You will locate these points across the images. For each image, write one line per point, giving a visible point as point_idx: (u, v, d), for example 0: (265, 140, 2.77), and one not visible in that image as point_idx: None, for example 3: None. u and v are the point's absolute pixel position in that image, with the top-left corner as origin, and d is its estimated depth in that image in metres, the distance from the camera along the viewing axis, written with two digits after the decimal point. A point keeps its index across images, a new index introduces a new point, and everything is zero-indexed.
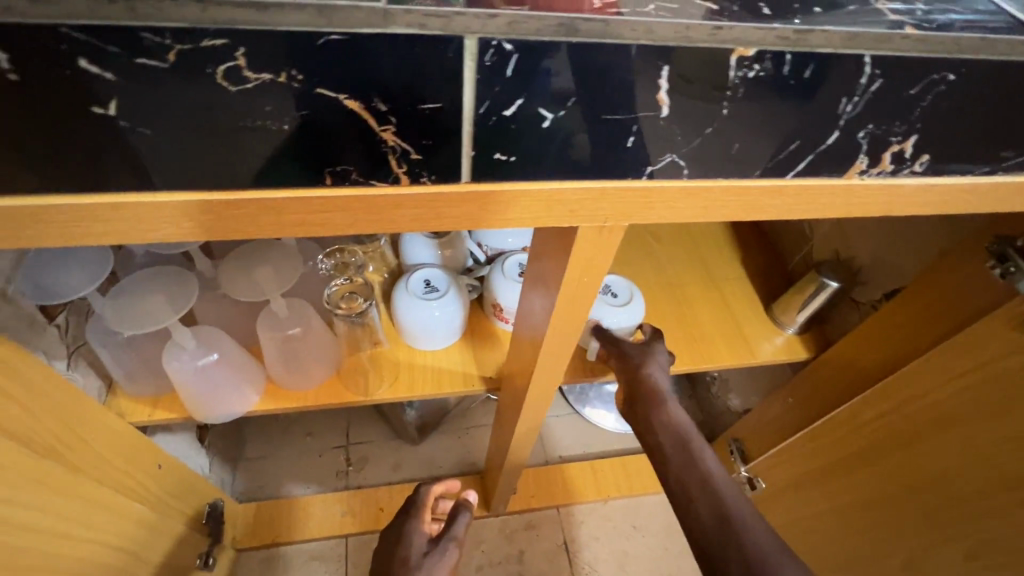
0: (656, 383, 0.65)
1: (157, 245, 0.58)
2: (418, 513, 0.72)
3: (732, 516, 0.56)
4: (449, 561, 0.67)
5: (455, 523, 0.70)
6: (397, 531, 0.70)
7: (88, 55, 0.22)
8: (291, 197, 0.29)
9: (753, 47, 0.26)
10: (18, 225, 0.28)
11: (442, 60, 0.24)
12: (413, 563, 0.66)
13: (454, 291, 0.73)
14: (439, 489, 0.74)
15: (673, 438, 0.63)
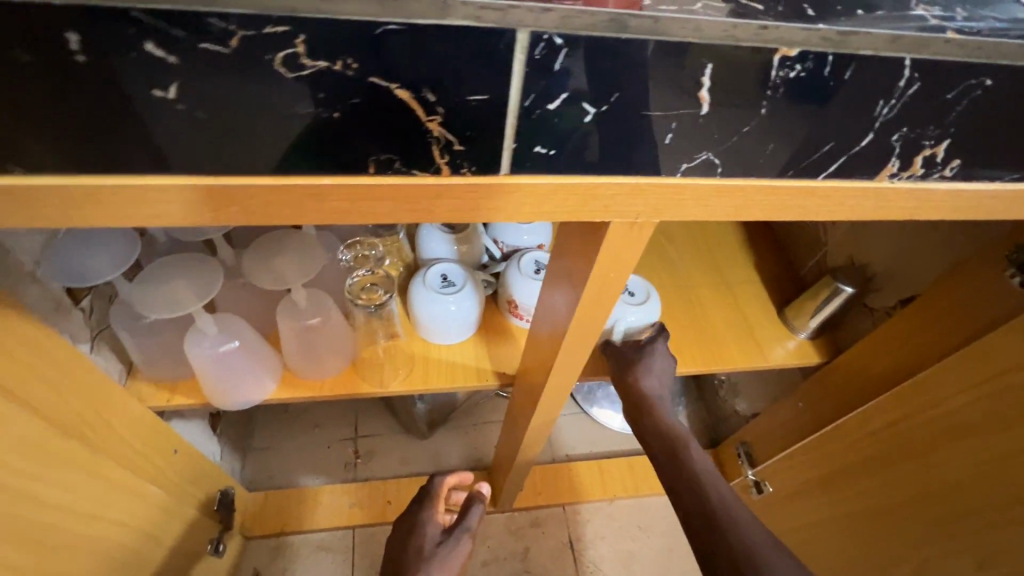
0: (649, 388, 0.67)
1: (181, 231, 0.59)
2: (432, 503, 0.72)
3: (718, 515, 0.59)
4: (462, 552, 0.68)
5: (469, 515, 0.70)
6: (410, 521, 0.71)
7: (154, 39, 0.23)
8: (334, 184, 0.29)
9: (796, 48, 0.27)
10: (70, 205, 0.29)
11: (493, 52, 0.25)
12: (427, 553, 0.67)
13: (470, 286, 0.74)
14: (453, 479, 0.75)
15: (665, 443, 0.65)
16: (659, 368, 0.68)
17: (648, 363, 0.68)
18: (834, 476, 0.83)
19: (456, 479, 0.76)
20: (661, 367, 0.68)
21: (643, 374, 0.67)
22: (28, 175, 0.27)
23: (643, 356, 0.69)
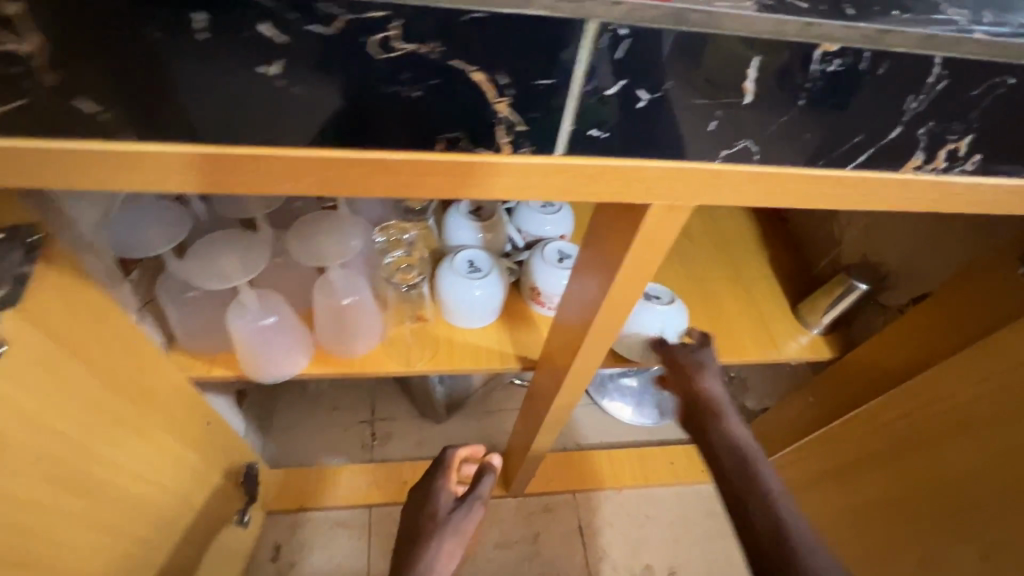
0: (712, 392, 0.64)
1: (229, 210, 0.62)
2: (445, 473, 0.75)
3: (790, 532, 0.53)
4: (475, 518, 0.71)
5: (480, 484, 0.72)
6: (425, 489, 0.74)
7: (268, 20, 0.25)
8: (405, 159, 0.32)
9: (837, 43, 0.29)
10: (165, 172, 0.31)
11: (564, 40, 0.27)
12: (441, 519, 0.70)
13: (497, 273, 0.77)
14: (465, 451, 0.76)
15: (733, 450, 0.60)
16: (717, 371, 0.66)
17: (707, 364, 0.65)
18: (844, 467, 0.85)
19: (469, 450, 0.78)
20: (718, 370, 0.66)
21: (705, 376, 0.65)
22: (133, 141, 0.30)
23: (700, 358, 0.66)
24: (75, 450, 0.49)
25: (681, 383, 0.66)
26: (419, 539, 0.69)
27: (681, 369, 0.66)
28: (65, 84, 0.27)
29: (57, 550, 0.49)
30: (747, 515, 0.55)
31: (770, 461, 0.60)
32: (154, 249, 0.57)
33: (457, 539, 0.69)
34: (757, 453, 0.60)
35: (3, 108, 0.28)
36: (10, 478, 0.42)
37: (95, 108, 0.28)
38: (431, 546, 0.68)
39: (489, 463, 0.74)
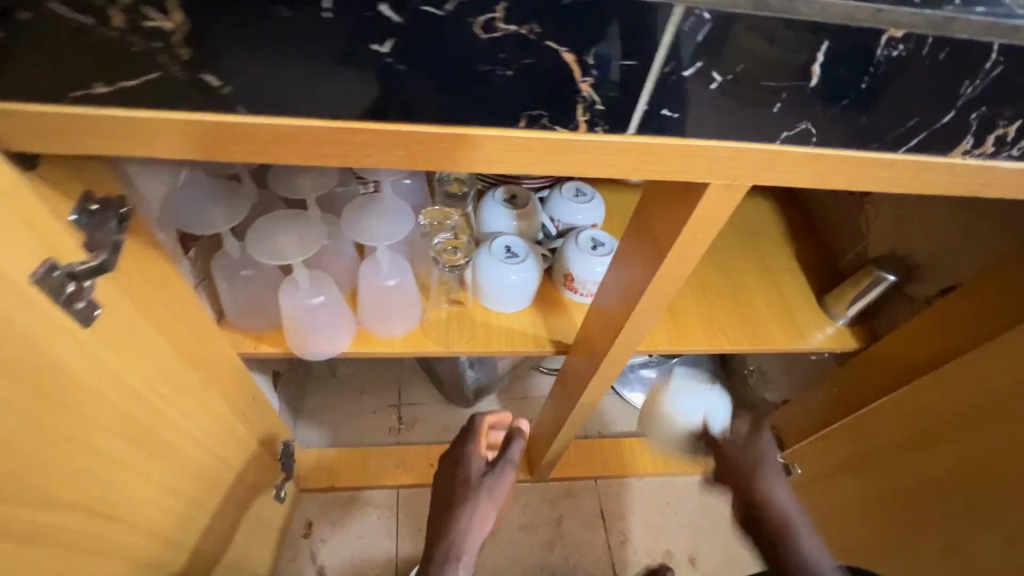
0: (773, 486, 0.69)
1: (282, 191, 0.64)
2: (474, 438, 0.76)
3: None
4: (507, 481, 0.74)
5: (511, 448, 0.75)
6: (456, 455, 0.76)
7: (388, 1, 0.28)
8: (489, 135, 0.34)
9: (902, 29, 0.31)
10: (271, 144, 0.34)
11: (652, 23, 0.30)
12: (475, 483, 0.72)
13: (533, 259, 0.78)
14: (491, 416, 0.78)
15: (790, 539, 0.66)
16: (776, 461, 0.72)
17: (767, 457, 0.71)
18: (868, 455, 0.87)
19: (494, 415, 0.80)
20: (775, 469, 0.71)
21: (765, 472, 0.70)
22: (245, 114, 0.32)
23: (759, 452, 0.72)
24: (150, 413, 0.52)
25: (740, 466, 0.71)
26: (455, 502, 0.71)
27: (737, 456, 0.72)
28: (196, 59, 0.30)
29: (134, 506, 0.52)
30: None
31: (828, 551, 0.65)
32: (217, 225, 0.59)
33: (491, 501, 0.72)
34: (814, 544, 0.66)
35: (136, 81, 0.31)
36: (101, 434, 0.45)
37: (217, 82, 0.31)
38: (469, 509, 0.70)
39: (516, 428, 0.77)
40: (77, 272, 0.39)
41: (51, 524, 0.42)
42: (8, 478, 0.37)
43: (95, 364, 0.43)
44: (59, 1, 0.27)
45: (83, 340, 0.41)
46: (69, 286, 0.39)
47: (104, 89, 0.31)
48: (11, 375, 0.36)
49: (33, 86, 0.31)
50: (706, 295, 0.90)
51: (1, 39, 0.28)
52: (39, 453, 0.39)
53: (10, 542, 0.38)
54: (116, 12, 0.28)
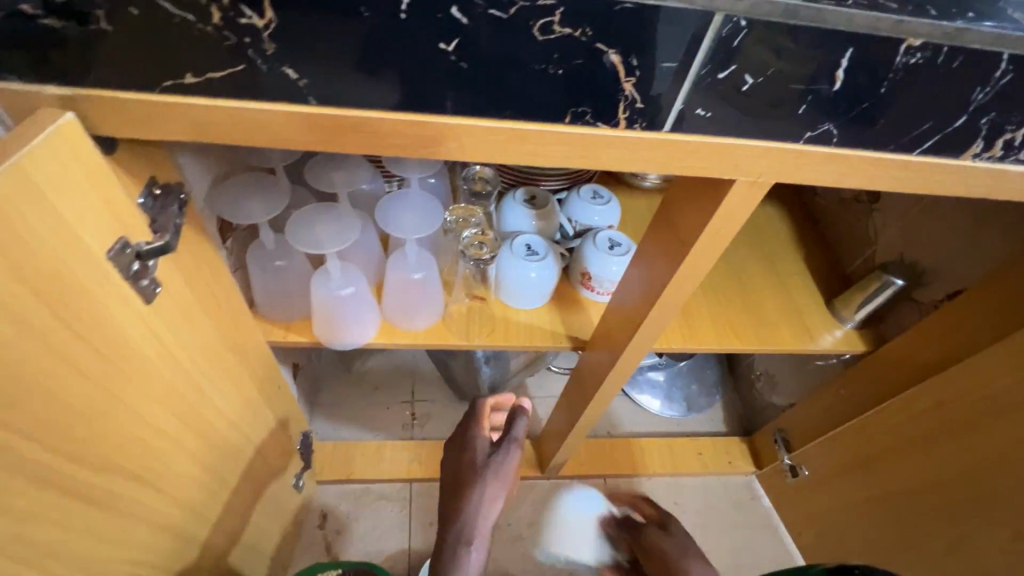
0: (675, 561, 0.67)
1: (316, 184, 0.66)
2: (477, 422, 0.70)
3: None
4: (513, 461, 0.66)
5: (515, 425, 0.68)
6: (459, 441, 0.69)
7: (457, 3, 0.31)
8: (537, 129, 0.37)
9: (921, 39, 0.34)
10: (336, 133, 0.37)
11: (694, 28, 0.33)
12: (479, 464, 0.65)
13: (552, 257, 0.81)
14: (492, 400, 0.74)
15: None
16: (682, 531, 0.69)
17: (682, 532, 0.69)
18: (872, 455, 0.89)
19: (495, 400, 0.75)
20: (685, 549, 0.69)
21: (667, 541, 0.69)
22: (316, 105, 0.35)
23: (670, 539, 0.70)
24: (196, 391, 0.55)
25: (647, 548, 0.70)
26: (460, 487, 0.64)
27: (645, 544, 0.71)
28: (278, 53, 0.33)
29: (180, 481, 0.54)
30: None
31: None
32: (258, 215, 0.60)
33: (499, 484, 0.64)
34: None
35: (223, 72, 0.34)
36: (156, 408, 0.48)
37: (295, 75, 0.34)
38: (475, 492, 0.63)
39: (520, 407, 0.71)
40: (142, 251, 0.42)
41: (112, 490, 0.44)
42: (82, 442, 0.39)
43: (154, 340, 0.46)
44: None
45: (146, 317, 0.44)
46: (135, 265, 0.41)
47: (193, 80, 0.34)
48: (90, 344, 0.38)
49: (130, 75, 0.34)
50: (718, 297, 0.93)
51: (110, 31, 0.32)
52: (107, 421, 0.42)
53: (80, 504, 0.40)
54: (214, 9, 0.31)
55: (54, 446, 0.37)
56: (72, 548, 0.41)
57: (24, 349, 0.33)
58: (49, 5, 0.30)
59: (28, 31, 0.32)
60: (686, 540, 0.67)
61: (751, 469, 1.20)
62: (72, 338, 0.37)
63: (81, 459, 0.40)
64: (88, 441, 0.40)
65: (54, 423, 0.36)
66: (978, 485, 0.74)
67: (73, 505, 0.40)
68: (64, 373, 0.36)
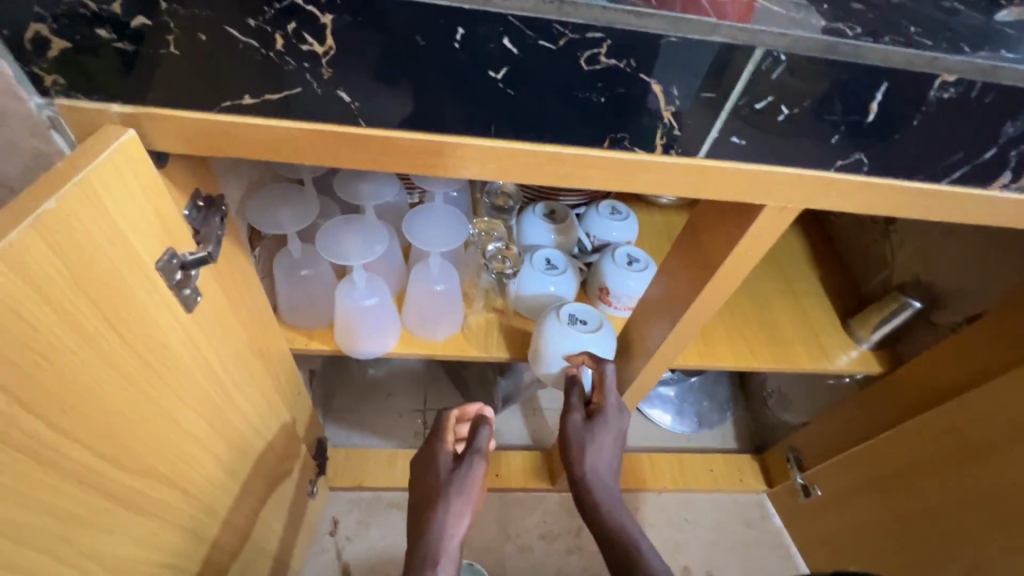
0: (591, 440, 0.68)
1: (343, 194, 0.67)
2: (441, 436, 0.67)
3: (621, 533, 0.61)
4: (479, 474, 0.63)
5: (478, 436, 0.65)
6: (424, 459, 0.66)
7: (510, 35, 0.33)
8: (575, 153, 0.39)
9: (955, 75, 0.35)
10: (384, 154, 0.38)
11: (734, 61, 0.35)
12: (443, 481, 0.62)
13: (571, 272, 0.82)
14: (457, 411, 0.69)
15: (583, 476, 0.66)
16: (608, 427, 0.69)
17: (598, 429, 0.68)
18: (885, 477, 0.89)
19: (459, 410, 0.70)
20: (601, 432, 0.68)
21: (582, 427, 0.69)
22: (365, 126, 0.37)
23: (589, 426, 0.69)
24: (228, 398, 0.56)
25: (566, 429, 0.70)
26: (426, 507, 0.61)
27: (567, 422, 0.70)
28: (335, 78, 0.35)
29: (209, 488, 0.55)
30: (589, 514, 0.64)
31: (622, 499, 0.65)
32: (287, 226, 0.61)
33: (464, 500, 0.60)
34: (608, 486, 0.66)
35: (280, 94, 0.36)
36: (192, 414, 0.49)
37: (348, 98, 0.36)
38: (438, 512, 0.59)
39: (482, 416, 0.67)
40: (187, 262, 0.43)
41: (147, 494, 0.45)
42: (125, 447, 0.40)
43: (192, 346, 0.47)
44: (234, 26, 0.32)
45: (187, 324, 0.45)
46: (179, 274, 0.42)
47: (250, 100, 0.36)
48: (137, 350, 0.39)
49: (191, 95, 0.36)
50: (734, 315, 0.93)
51: (178, 56, 0.34)
52: (148, 424, 0.43)
53: (118, 507, 0.41)
54: (278, 36, 0.33)
55: (100, 451, 0.38)
56: (109, 551, 0.42)
57: (80, 354, 0.34)
58: (123, 29, 0.32)
59: (101, 53, 0.34)
60: (600, 440, 0.68)
61: (762, 487, 1.19)
62: (122, 344, 0.38)
63: (122, 463, 0.41)
64: (129, 445, 0.41)
65: (101, 428, 0.37)
66: (997, 511, 0.73)
67: (111, 506, 0.41)
68: (112, 379, 0.38)
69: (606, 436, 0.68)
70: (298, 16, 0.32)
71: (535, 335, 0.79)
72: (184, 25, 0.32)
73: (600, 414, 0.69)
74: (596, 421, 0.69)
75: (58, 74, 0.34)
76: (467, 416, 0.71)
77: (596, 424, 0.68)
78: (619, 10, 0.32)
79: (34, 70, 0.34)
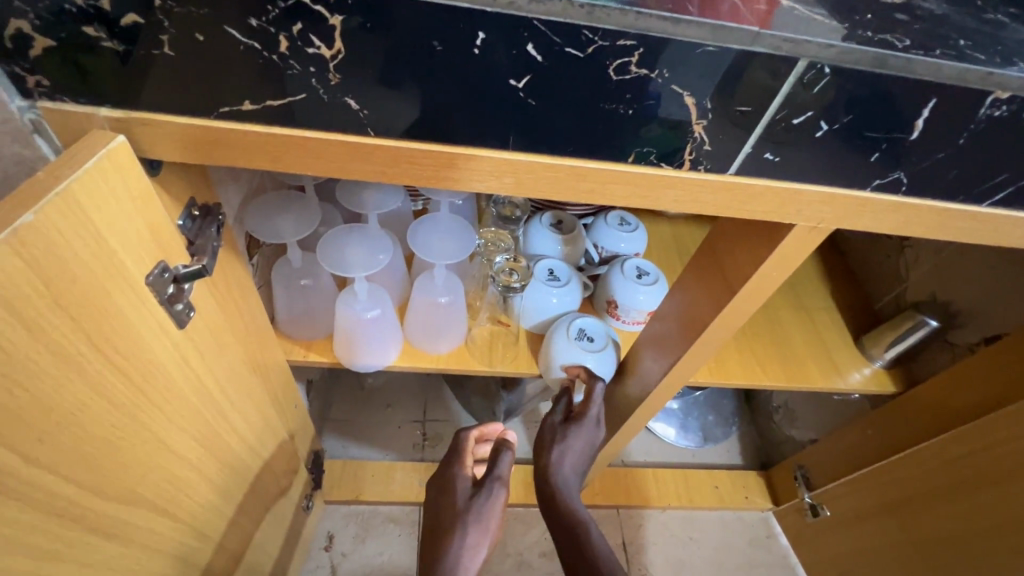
0: (567, 445, 0.66)
1: (344, 201, 0.64)
2: (459, 459, 0.64)
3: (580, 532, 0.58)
4: (498, 502, 0.60)
5: (498, 462, 0.61)
6: (441, 481, 0.64)
7: (535, 41, 0.31)
8: (598, 168, 0.37)
9: (1009, 92, 0.33)
10: (394, 165, 0.36)
11: (775, 73, 0.32)
12: (460, 508, 0.59)
13: (576, 283, 0.79)
14: (476, 431, 0.67)
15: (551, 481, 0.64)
16: (581, 433, 0.68)
17: (572, 431, 0.67)
18: (900, 501, 0.86)
19: (479, 431, 0.68)
20: (577, 443, 0.67)
21: (561, 435, 0.67)
22: (374, 136, 0.35)
23: (565, 433, 0.67)
24: (222, 416, 0.53)
25: (546, 436, 0.68)
26: (439, 535, 0.58)
27: (546, 430, 0.69)
28: (342, 83, 0.32)
29: (202, 511, 0.52)
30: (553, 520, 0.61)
31: (584, 504, 0.61)
32: (285, 235, 0.58)
33: (482, 532, 0.58)
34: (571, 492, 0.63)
35: (283, 100, 0.33)
36: (184, 435, 0.46)
37: (356, 105, 0.33)
38: (453, 541, 0.56)
39: (503, 438, 0.64)
40: (179, 275, 0.40)
41: (133, 523, 0.42)
42: (109, 474, 0.38)
43: (184, 365, 0.44)
44: (235, 27, 0.30)
45: (179, 342, 0.42)
46: (171, 288, 0.40)
47: (250, 107, 0.34)
48: (123, 371, 0.37)
49: (186, 101, 0.33)
50: (745, 330, 0.91)
51: (172, 57, 0.31)
52: (134, 450, 0.40)
53: (100, 539, 0.38)
54: (282, 37, 0.30)
55: (79, 482, 0.35)
56: None
57: (59, 379, 0.31)
58: (112, 28, 0.30)
59: (87, 53, 0.31)
60: (570, 443, 0.67)
61: (768, 505, 1.17)
62: (106, 366, 0.35)
63: (105, 493, 0.38)
64: (112, 472, 0.38)
65: (81, 457, 0.35)
66: (1009, 545, 0.70)
67: (91, 539, 0.38)
68: (96, 405, 0.35)
69: (577, 442, 0.67)
70: (304, 16, 0.30)
71: (545, 338, 0.78)
72: (180, 24, 0.30)
73: (578, 418, 0.69)
74: (570, 424, 0.68)
75: (41, 75, 0.32)
76: (487, 436, 0.69)
77: (570, 426, 0.67)
78: (654, 16, 0.30)
79: (16, 71, 0.31)
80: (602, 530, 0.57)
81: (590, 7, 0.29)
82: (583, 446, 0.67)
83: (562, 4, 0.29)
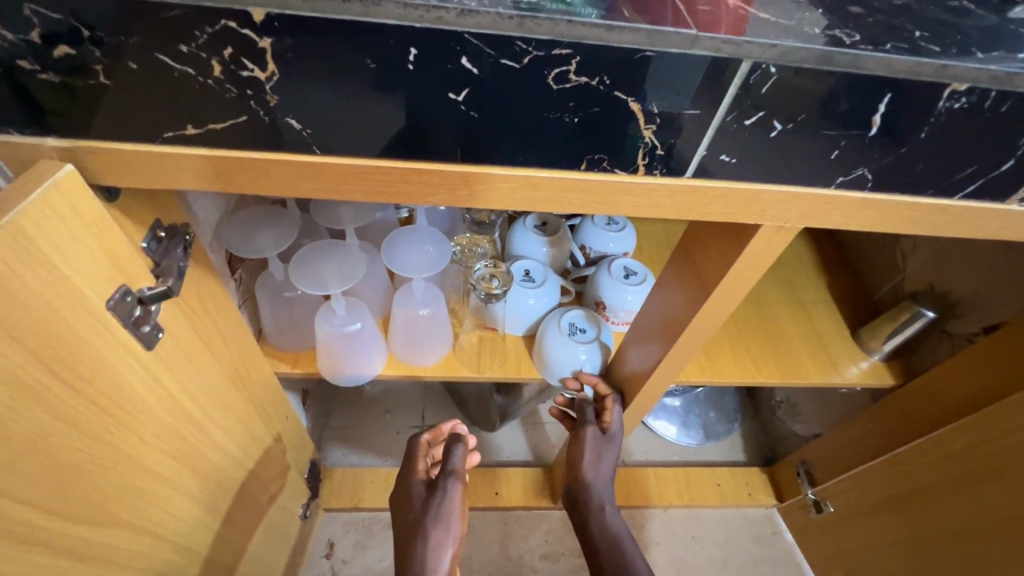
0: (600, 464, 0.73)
1: (321, 215, 0.64)
2: (414, 463, 0.66)
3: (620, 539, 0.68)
4: (455, 497, 0.60)
5: (452, 457, 0.63)
6: (401, 490, 0.65)
7: (469, 54, 0.30)
8: (550, 177, 0.36)
9: (966, 83, 0.32)
10: (346, 181, 0.36)
11: (720, 75, 0.32)
12: (421, 510, 0.60)
13: (553, 284, 0.79)
14: (428, 435, 0.69)
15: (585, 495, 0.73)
16: (609, 446, 0.74)
17: (601, 448, 0.74)
18: (906, 496, 0.84)
19: (432, 433, 0.70)
20: (607, 459, 0.74)
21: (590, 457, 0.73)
22: (321, 154, 0.35)
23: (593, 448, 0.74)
24: (201, 433, 0.53)
25: (574, 450, 0.75)
26: (408, 541, 0.58)
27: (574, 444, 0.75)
28: (282, 104, 0.32)
29: (185, 528, 0.52)
30: (587, 530, 0.71)
31: (617, 511, 0.72)
32: (262, 250, 0.58)
33: (445, 529, 0.58)
34: (604, 500, 0.72)
35: (225, 122, 0.33)
36: (160, 455, 0.46)
37: (299, 125, 0.33)
38: (419, 543, 0.57)
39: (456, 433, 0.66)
40: (144, 297, 0.41)
41: (111, 545, 0.42)
42: (81, 498, 0.38)
43: (155, 386, 0.44)
44: (166, 53, 0.30)
45: (148, 363, 0.43)
46: (137, 310, 0.40)
47: (193, 131, 0.34)
48: (89, 399, 0.37)
49: (129, 127, 0.33)
50: (739, 327, 0.89)
51: (107, 86, 0.31)
52: (107, 473, 0.40)
53: (77, 563, 0.39)
54: (215, 62, 0.30)
55: (50, 508, 0.35)
56: None
57: (21, 410, 0.32)
58: (48, 60, 0.30)
59: (28, 86, 0.31)
60: (598, 457, 0.73)
61: (772, 501, 1.15)
62: (70, 394, 0.35)
63: (78, 518, 0.38)
64: (84, 497, 0.38)
65: (50, 485, 0.35)
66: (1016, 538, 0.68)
67: (68, 563, 0.38)
68: (61, 432, 0.35)
69: (604, 455, 0.74)
70: (234, 40, 0.30)
71: (535, 341, 0.78)
72: (112, 54, 0.30)
73: (603, 433, 0.74)
74: (598, 439, 0.74)
75: None
76: (440, 437, 0.71)
77: (599, 441, 0.74)
78: (584, 24, 0.29)
79: None
80: (634, 543, 0.67)
81: (519, 18, 0.29)
82: (609, 462, 0.74)
83: (492, 17, 0.29)
